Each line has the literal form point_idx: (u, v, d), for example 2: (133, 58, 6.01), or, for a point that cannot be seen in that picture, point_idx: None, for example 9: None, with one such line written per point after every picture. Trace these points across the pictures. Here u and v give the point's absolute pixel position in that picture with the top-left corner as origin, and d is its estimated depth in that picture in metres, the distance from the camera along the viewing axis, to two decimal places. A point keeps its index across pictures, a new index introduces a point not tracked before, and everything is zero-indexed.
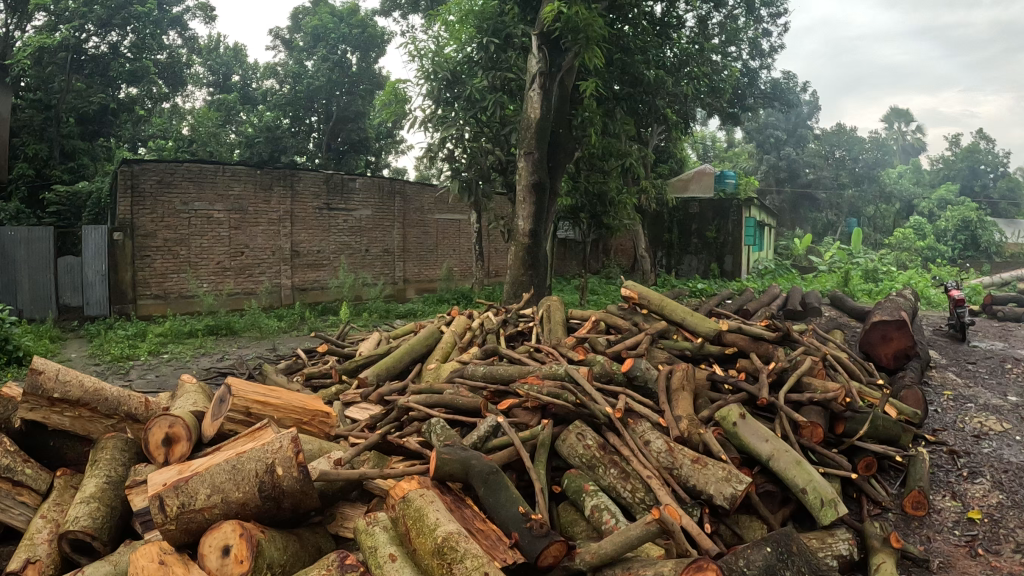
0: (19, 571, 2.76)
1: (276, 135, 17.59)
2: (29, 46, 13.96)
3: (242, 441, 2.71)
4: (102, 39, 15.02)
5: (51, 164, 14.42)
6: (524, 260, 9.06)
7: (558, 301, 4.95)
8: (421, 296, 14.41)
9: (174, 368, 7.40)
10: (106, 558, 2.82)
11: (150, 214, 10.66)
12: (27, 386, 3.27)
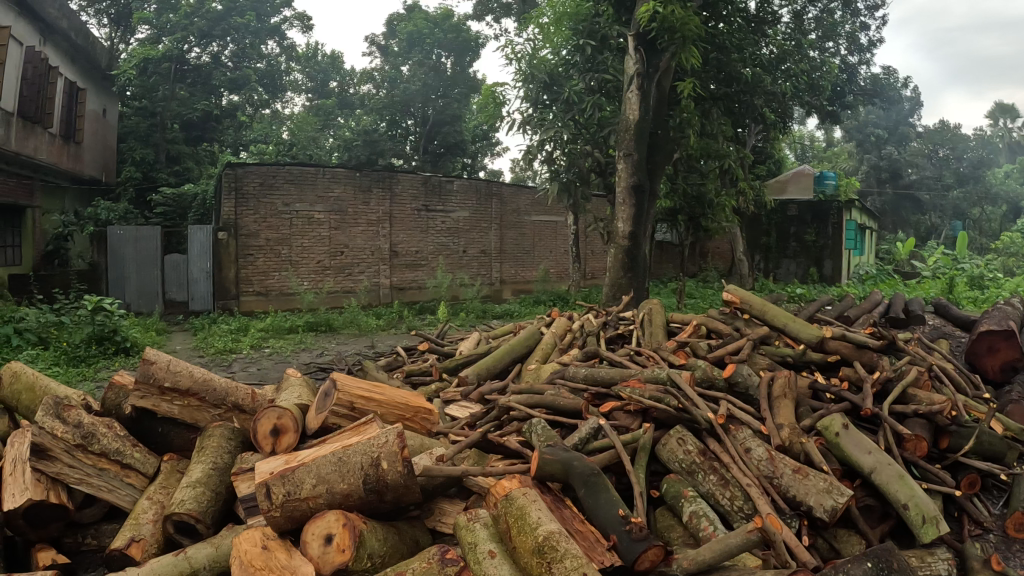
0: (124, 549, 2.88)
1: (374, 138, 17.98)
2: (134, 57, 14.88)
3: (347, 435, 2.77)
4: (204, 49, 15.72)
5: (157, 167, 15.11)
6: (623, 261, 9.00)
7: (658, 304, 4.89)
8: (518, 297, 14.45)
9: (275, 362, 7.66)
10: (209, 541, 2.92)
11: (254, 214, 11.09)
12: (139, 375, 3.43)
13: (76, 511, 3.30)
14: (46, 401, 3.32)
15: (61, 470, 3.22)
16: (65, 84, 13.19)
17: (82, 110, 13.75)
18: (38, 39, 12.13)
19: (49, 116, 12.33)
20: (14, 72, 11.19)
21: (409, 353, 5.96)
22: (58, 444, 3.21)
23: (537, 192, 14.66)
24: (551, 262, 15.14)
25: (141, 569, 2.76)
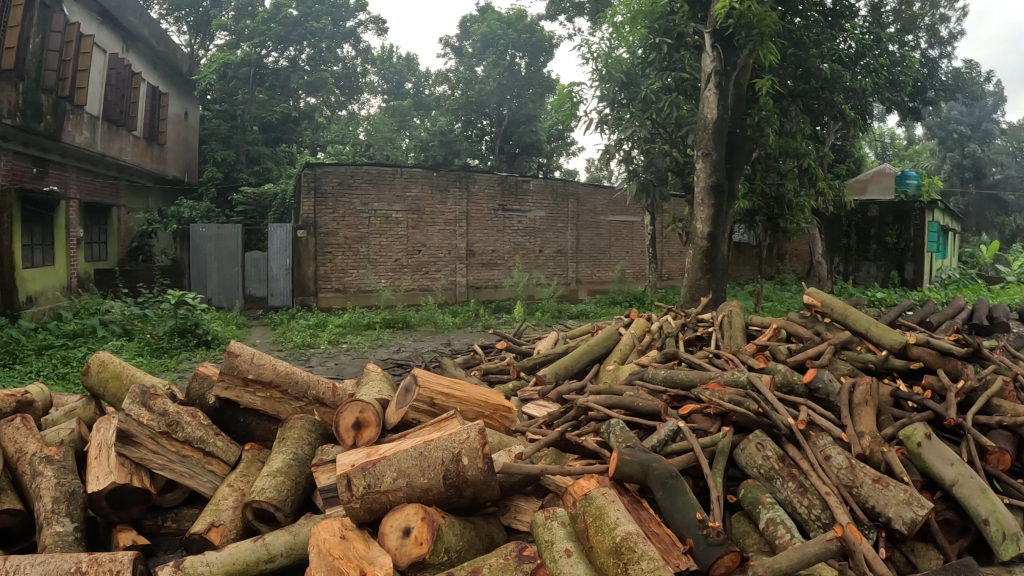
0: (204, 533, 2.98)
1: (449, 139, 17.98)
2: (214, 63, 15.43)
3: (428, 431, 2.80)
4: (281, 54, 16.21)
5: (238, 167, 15.51)
6: (702, 263, 8.87)
7: (738, 306, 4.82)
8: (593, 297, 14.35)
9: (352, 357, 7.82)
10: (287, 528, 3.00)
11: (332, 213, 11.35)
12: (224, 366, 3.54)
13: (157, 496, 3.42)
14: (133, 389, 3.42)
15: (145, 456, 3.31)
16: (147, 89, 13.66)
17: (164, 114, 14.22)
18: (120, 47, 12.62)
19: (133, 120, 12.81)
20: (97, 78, 11.70)
21: (486, 352, 6.04)
22: (144, 433, 3.28)
23: (613, 191, 14.52)
24: (627, 262, 14.96)
25: (225, 555, 2.85)
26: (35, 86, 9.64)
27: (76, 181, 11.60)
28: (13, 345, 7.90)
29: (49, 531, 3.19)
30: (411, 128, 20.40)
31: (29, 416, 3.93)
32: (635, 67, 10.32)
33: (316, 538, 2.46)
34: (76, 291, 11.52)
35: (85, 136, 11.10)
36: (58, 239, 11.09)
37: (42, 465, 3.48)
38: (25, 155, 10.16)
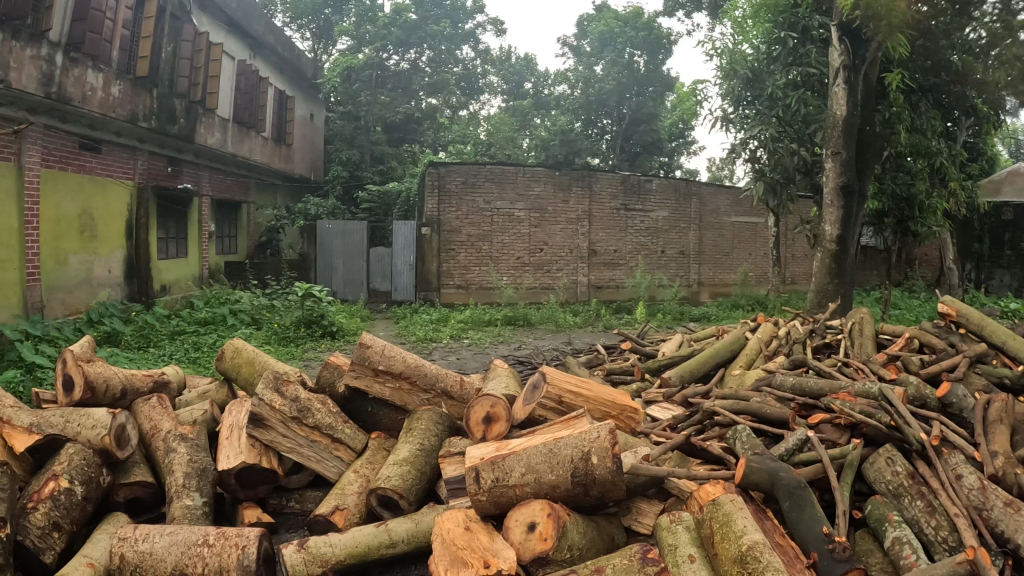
0: (329, 515, 3.12)
1: (571, 137, 18.35)
2: (337, 66, 16.27)
3: (557, 428, 2.83)
4: (403, 56, 16.84)
5: (363, 167, 16.02)
6: (829, 268, 8.60)
7: (868, 314, 4.67)
8: (714, 300, 14.06)
9: (474, 352, 8.00)
10: (410, 516, 3.12)
11: (456, 211, 11.84)
12: (355, 356, 3.68)
13: (284, 477, 3.60)
14: (267, 374, 3.57)
15: (274, 439, 3.49)
16: (275, 93, 14.30)
17: (291, 117, 14.86)
18: (248, 54, 13.25)
19: (262, 121, 13.45)
20: (227, 83, 12.36)
21: (609, 353, 6.08)
22: (275, 416, 3.45)
23: (739, 191, 14.19)
24: (750, 265, 14.58)
25: (349, 538, 2.99)
26: (169, 91, 10.28)
27: (208, 179, 12.32)
28: (150, 330, 8.50)
29: (180, 504, 3.40)
30: (531, 128, 20.60)
31: (166, 397, 4.22)
32: (762, 64, 10.07)
33: (441, 528, 2.58)
34: (207, 281, 12.29)
35: (217, 137, 11.73)
36: (191, 232, 11.83)
37: (176, 442, 3.70)
38: (160, 155, 10.86)
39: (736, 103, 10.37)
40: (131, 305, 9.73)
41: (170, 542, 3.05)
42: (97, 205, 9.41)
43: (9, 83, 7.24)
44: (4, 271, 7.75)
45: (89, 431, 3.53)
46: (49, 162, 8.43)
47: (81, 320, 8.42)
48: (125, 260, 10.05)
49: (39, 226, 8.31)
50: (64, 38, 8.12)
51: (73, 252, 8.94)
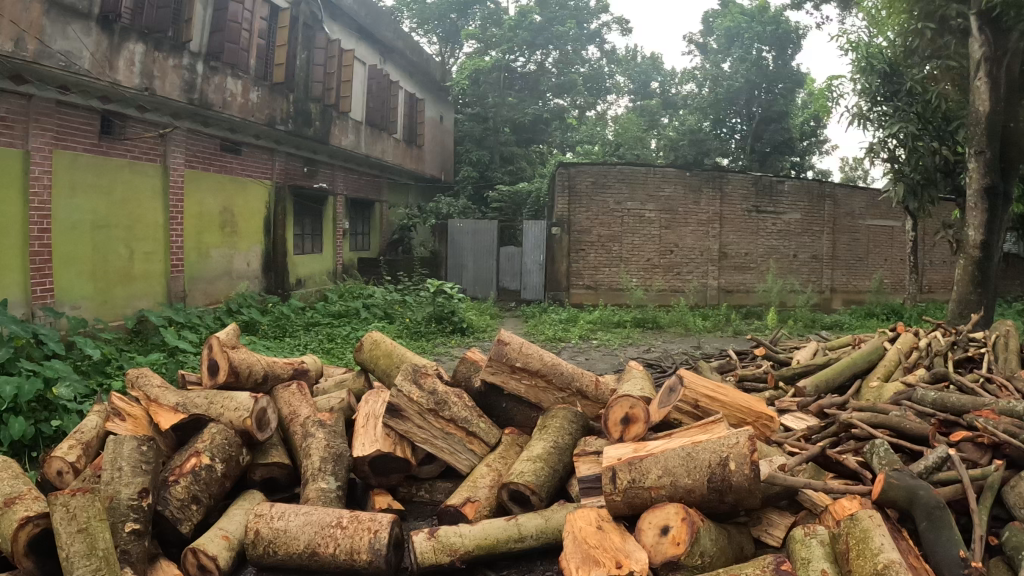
0: (460, 506, 3.28)
1: (699, 138, 18.09)
2: (467, 70, 16.87)
3: (694, 432, 2.89)
4: (529, 58, 17.42)
5: (492, 167, 16.38)
6: (972, 276, 8.17)
7: (1015, 327, 4.49)
8: (849, 307, 13.53)
9: (602, 353, 8.09)
10: (540, 513, 3.23)
11: (586, 212, 12.14)
12: (494, 353, 3.83)
13: (417, 467, 3.81)
14: (406, 368, 3.80)
15: (408, 429, 3.70)
16: (405, 96, 14.83)
17: (423, 119, 15.37)
18: (379, 59, 13.77)
19: (393, 123, 13.97)
20: (360, 87, 12.92)
21: (741, 359, 6.05)
22: (413, 408, 3.65)
23: (876, 193, 13.48)
24: (890, 270, 13.89)
25: (479, 529, 3.14)
26: (305, 96, 10.83)
27: (343, 179, 12.90)
28: (286, 321, 9.03)
29: (315, 486, 3.61)
30: (659, 128, 20.39)
31: (306, 384, 4.49)
32: (899, 57, 9.73)
33: (573, 526, 2.70)
34: (341, 276, 12.90)
35: (351, 138, 12.29)
36: (327, 229, 12.44)
37: (314, 427, 3.92)
38: (297, 156, 11.44)
39: (872, 99, 10.10)
40: (267, 297, 10.31)
41: (304, 522, 3.27)
42: (238, 202, 10.03)
43: (154, 90, 7.85)
44: (151, 262, 8.40)
45: (233, 414, 3.79)
46: (193, 163, 9.05)
47: (221, 309, 9.02)
48: (263, 255, 10.66)
49: (183, 223, 8.93)
50: (203, 48, 8.69)
51: (214, 246, 9.56)
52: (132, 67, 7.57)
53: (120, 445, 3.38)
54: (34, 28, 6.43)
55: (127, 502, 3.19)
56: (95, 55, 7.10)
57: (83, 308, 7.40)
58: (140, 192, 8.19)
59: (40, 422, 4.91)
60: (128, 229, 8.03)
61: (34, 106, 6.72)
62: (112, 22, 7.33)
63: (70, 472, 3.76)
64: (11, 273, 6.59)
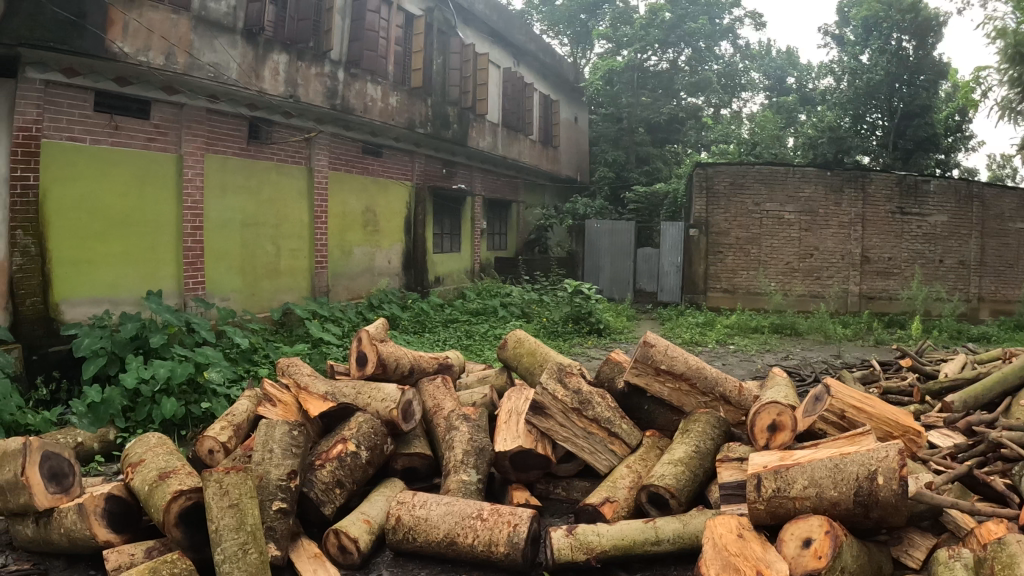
0: (598, 506, 3.42)
1: (840, 135, 16.77)
2: (600, 71, 16.97)
3: (841, 443, 2.91)
4: (662, 56, 17.11)
5: (628, 167, 16.74)
6: None
7: None
8: (997, 318, 12.52)
9: (739, 359, 8.04)
10: (679, 517, 3.32)
11: (725, 213, 12.12)
12: (639, 354, 3.97)
13: (556, 464, 4.00)
14: (552, 366, 3.99)
15: (551, 427, 3.88)
16: (540, 98, 15.20)
17: (558, 120, 15.70)
18: (512, 61, 14.08)
19: (529, 125, 14.27)
20: (495, 90, 13.31)
21: (885, 370, 5.91)
22: (557, 406, 3.84)
23: None
24: None
25: (616, 531, 3.26)
26: (443, 100, 11.21)
27: (480, 180, 13.31)
28: (426, 317, 9.43)
29: (456, 477, 3.82)
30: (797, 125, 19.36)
31: (449, 379, 4.75)
32: None
33: (713, 531, 2.76)
34: (480, 275, 13.38)
35: (489, 141, 12.68)
36: (465, 229, 12.90)
37: (458, 421, 4.13)
38: (437, 158, 11.90)
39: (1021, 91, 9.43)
40: (407, 294, 10.77)
41: (445, 512, 3.50)
42: (380, 202, 10.55)
43: (297, 97, 8.36)
44: (297, 259, 8.99)
45: (380, 404, 4.06)
46: (336, 166, 9.58)
47: (364, 305, 9.56)
48: (403, 253, 11.12)
49: (328, 222, 9.49)
50: (344, 57, 9.15)
51: (357, 244, 10.09)
52: (277, 77, 8.08)
53: (272, 429, 3.76)
54: (182, 43, 6.98)
55: (276, 482, 3.48)
56: (242, 66, 7.64)
57: (232, 300, 8.01)
58: (286, 195, 8.77)
59: (191, 404, 5.50)
60: (275, 227, 8.62)
61: (186, 114, 7.31)
62: (255, 35, 7.83)
63: (220, 452, 4.14)
64: (164, 267, 7.21)
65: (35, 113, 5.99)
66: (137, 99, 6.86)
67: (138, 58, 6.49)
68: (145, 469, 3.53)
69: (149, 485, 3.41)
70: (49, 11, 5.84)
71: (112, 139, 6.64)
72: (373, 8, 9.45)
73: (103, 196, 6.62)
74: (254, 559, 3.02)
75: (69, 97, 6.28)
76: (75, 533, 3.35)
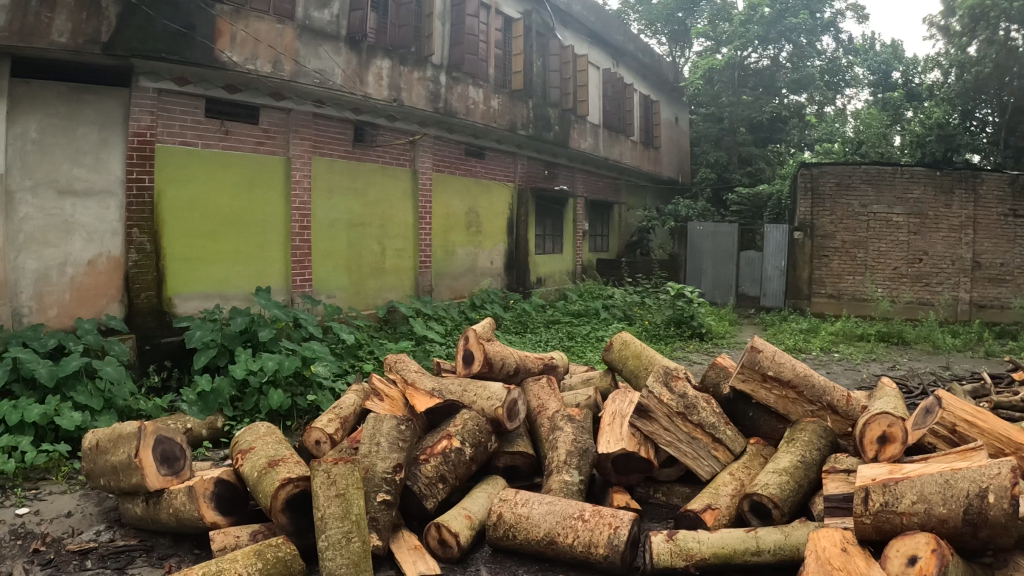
0: (699, 512, 3.46)
1: (948, 131, 15.22)
2: (700, 70, 16.89)
3: (953, 458, 2.86)
4: (763, 52, 16.75)
5: (730, 168, 16.50)
6: None
7: None
8: None
9: (844, 368, 7.82)
10: (780, 528, 3.32)
11: (831, 215, 11.76)
12: (746, 359, 3.98)
13: (658, 468, 4.04)
14: (658, 371, 4.16)
15: (655, 431, 3.97)
16: (641, 99, 15.19)
17: (658, 120, 15.59)
18: (612, 62, 14.10)
19: (630, 125, 14.25)
20: (596, 92, 13.35)
21: (998, 384, 5.69)
22: (661, 410, 3.94)
23: None
24: None
25: (717, 539, 3.29)
26: (544, 102, 11.32)
27: (582, 181, 13.40)
28: (528, 318, 9.59)
29: (558, 477, 3.89)
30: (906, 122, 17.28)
31: (554, 379, 4.87)
32: None
33: (817, 544, 2.76)
34: (580, 276, 13.51)
35: (591, 142, 12.71)
36: (567, 231, 13.04)
37: (563, 421, 4.20)
38: (539, 160, 12.06)
39: None
40: (509, 294, 10.95)
41: (547, 510, 3.60)
42: (483, 204, 10.76)
43: (401, 101, 8.59)
44: (402, 258, 9.28)
45: (485, 402, 4.21)
46: (440, 168, 9.83)
47: (466, 304, 9.81)
48: (506, 254, 11.33)
49: (432, 222, 9.75)
50: (446, 60, 9.36)
51: (460, 245, 10.33)
52: (381, 82, 8.33)
53: (380, 423, 3.95)
54: (288, 51, 7.24)
55: (381, 475, 3.64)
56: (347, 72, 7.89)
57: (338, 297, 8.37)
58: (392, 196, 9.07)
59: (297, 396, 5.79)
60: (381, 228, 8.93)
61: (293, 118, 7.65)
62: (359, 42, 8.06)
63: (326, 443, 4.37)
64: (273, 265, 7.61)
65: (149, 119, 6.44)
66: (246, 105, 7.24)
67: (246, 67, 6.82)
68: (256, 457, 3.78)
69: (258, 472, 3.65)
70: (159, 24, 6.18)
71: (222, 144, 7.04)
72: (473, 11, 9.63)
73: (215, 198, 7.03)
74: (356, 548, 3.18)
75: (181, 104, 6.70)
76: (185, 513, 3.60)
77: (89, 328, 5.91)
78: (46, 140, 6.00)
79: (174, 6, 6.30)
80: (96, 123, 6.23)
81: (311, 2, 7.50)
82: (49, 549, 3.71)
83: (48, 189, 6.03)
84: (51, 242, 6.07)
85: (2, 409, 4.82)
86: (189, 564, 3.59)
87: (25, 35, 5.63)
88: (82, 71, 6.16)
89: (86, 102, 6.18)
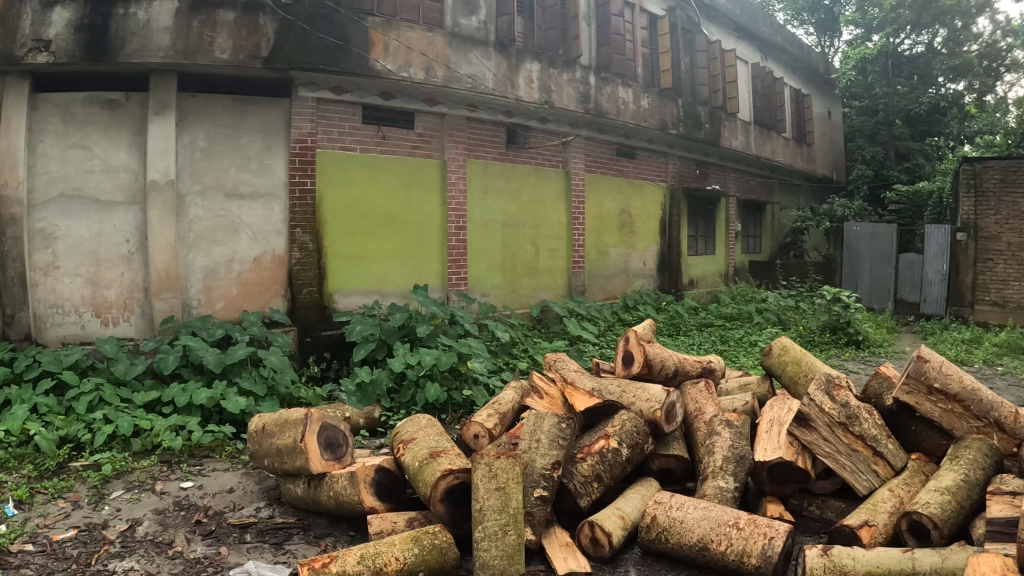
0: (856, 528, 3.29)
1: None
2: (853, 59, 16.43)
3: None
4: (918, 38, 15.71)
5: (888, 165, 15.54)
6: None
7: None
8: None
9: (1009, 382, 7.19)
10: (939, 550, 3.11)
11: (996, 214, 10.89)
12: (912, 370, 3.72)
13: (814, 480, 3.88)
14: (820, 378, 3.87)
15: (814, 441, 3.78)
16: (793, 93, 14.57)
17: (809, 115, 14.93)
18: (760, 56, 13.63)
19: (782, 121, 13.76)
20: (745, 87, 12.92)
21: None
22: (822, 419, 3.71)
23: None
24: None
25: (874, 557, 3.11)
26: (693, 99, 11.07)
27: (734, 180, 13.06)
28: (680, 319, 9.48)
29: (714, 483, 3.76)
30: None
31: (711, 382, 4.75)
32: None
33: (976, 568, 2.59)
34: (732, 279, 13.19)
35: (741, 140, 12.28)
36: (719, 231, 12.76)
37: (720, 427, 4.05)
38: (690, 160, 11.85)
39: None
40: (663, 295, 10.83)
41: (701, 516, 3.52)
42: (636, 204, 10.68)
43: (553, 103, 8.64)
44: (555, 258, 9.37)
45: (644, 403, 4.17)
46: (593, 168, 9.84)
47: (619, 305, 9.79)
48: (658, 254, 11.19)
49: (585, 222, 9.76)
50: (593, 61, 9.33)
51: (614, 245, 10.31)
52: (532, 84, 8.43)
53: (541, 420, 4.00)
54: (440, 57, 7.43)
55: (539, 471, 3.70)
56: (498, 76, 8.01)
57: (493, 296, 8.54)
58: (545, 197, 9.18)
59: (453, 390, 5.98)
60: (535, 228, 9.05)
61: (448, 122, 7.86)
62: (507, 46, 8.18)
63: (485, 437, 4.43)
64: (430, 265, 7.86)
65: (309, 126, 6.83)
66: (401, 110, 7.54)
67: (401, 74, 7.06)
68: (417, 447, 3.93)
69: (419, 462, 3.79)
70: (315, 37, 6.54)
71: (380, 148, 7.35)
72: (618, 11, 9.58)
73: (374, 199, 7.36)
74: (511, 541, 3.26)
75: (340, 112, 7.05)
76: (344, 496, 3.79)
77: (253, 320, 6.38)
78: (213, 147, 6.61)
79: (328, 20, 6.66)
80: (260, 131, 6.75)
81: (458, 10, 7.69)
82: (210, 521, 4.03)
83: (217, 193, 6.64)
84: (219, 241, 6.66)
85: (173, 391, 5.33)
86: (343, 544, 3.80)
87: (190, 52, 6.21)
88: (247, 83, 6.70)
89: (249, 112, 6.71)
